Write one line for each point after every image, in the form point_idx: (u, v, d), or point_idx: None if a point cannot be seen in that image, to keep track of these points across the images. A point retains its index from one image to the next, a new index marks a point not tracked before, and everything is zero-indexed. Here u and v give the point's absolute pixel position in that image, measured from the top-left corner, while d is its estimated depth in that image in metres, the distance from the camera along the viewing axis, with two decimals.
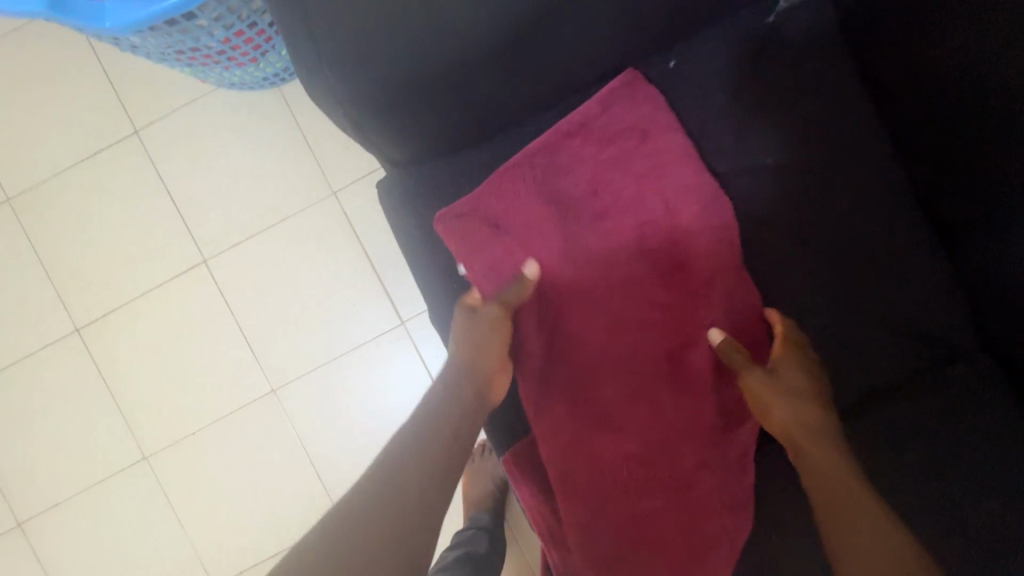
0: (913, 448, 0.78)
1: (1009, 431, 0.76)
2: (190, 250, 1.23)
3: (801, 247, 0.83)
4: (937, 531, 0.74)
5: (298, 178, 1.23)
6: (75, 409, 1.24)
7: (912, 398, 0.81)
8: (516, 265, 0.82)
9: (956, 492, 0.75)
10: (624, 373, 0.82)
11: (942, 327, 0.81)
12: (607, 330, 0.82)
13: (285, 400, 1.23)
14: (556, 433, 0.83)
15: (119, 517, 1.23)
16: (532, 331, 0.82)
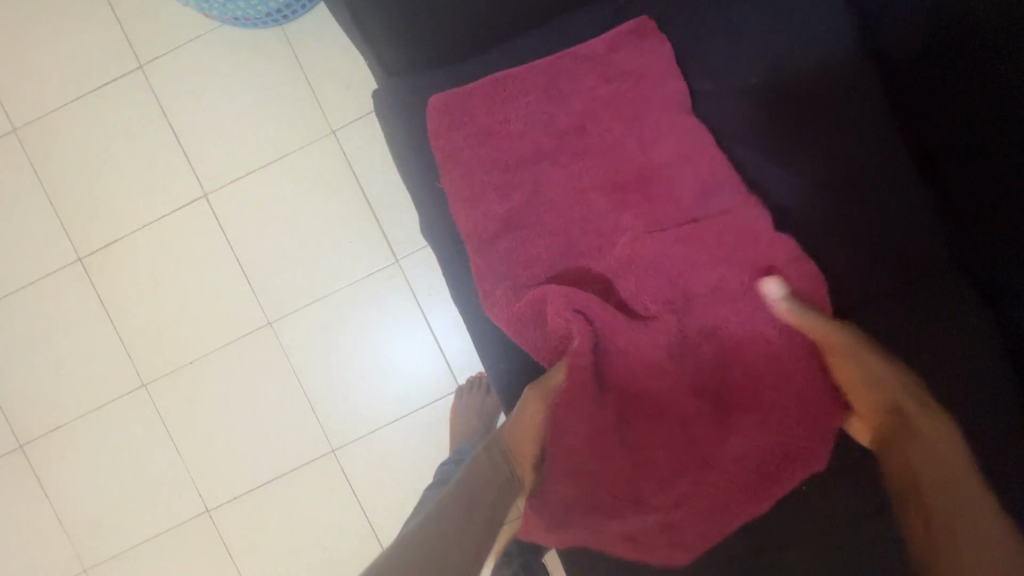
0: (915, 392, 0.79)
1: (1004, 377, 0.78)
2: (192, 184, 1.26)
3: (782, 175, 0.86)
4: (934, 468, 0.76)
5: (299, 117, 1.25)
6: (77, 337, 1.27)
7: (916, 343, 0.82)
8: (506, 182, 0.87)
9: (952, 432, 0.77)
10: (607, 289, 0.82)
11: (946, 277, 0.82)
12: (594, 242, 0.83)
13: (281, 333, 1.26)
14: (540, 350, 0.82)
15: (118, 442, 1.27)
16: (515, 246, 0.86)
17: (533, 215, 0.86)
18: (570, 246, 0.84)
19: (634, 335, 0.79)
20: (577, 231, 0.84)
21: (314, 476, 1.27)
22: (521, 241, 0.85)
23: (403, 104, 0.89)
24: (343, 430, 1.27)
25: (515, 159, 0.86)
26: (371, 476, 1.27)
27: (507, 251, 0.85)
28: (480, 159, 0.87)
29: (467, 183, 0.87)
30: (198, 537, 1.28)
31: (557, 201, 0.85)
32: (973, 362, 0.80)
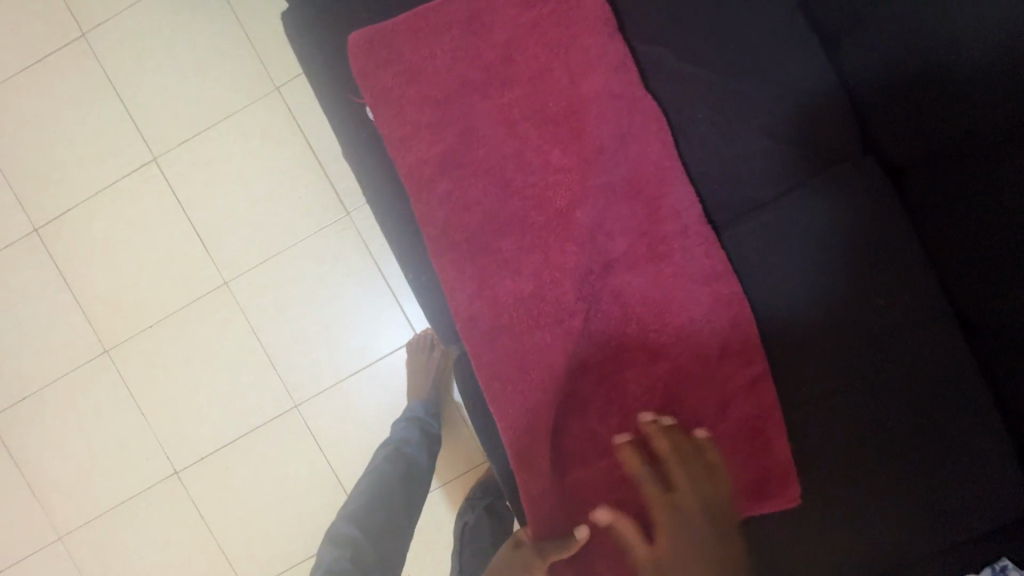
0: (850, 323, 0.77)
1: (934, 309, 0.76)
2: (142, 150, 1.27)
3: (722, 78, 0.80)
4: (849, 398, 0.76)
5: (243, 76, 1.25)
6: (39, 308, 1.29)
7: (855, 271, 0.77)
8: (423, 100, 0.73)
9: (875, 360, 0.76)
10: (554, 226, 0.72)
11: (884, 205, 0.77)
12: (527, 165, 0.72)
13: (236, 291, 1.27)
14: (483, 295, 0.73)
15: (83, 409, 1.29)
16: (441, 176, 0.73)
17: (462, 143, 0.73)
18: (508, 194, 0.73)
19: (575, 271, 0.71)
20: (515, 178, 0.73)
21: (278, 432, 1.28)
22: (453, 178, 0.73)
23: (313, 28, 0.79)
24: (304, 385, 1.28)
25: (442, 99, 0.73)
26: (334, 429, 1.28)
27: (441, 202, 0.73)
28: (393, 83, 0.73)
29: (386, 114, 0.74)
30: (168, 498, 1.29)
31: (494, 147, 0.73)
32: (916, 282, 0.76)
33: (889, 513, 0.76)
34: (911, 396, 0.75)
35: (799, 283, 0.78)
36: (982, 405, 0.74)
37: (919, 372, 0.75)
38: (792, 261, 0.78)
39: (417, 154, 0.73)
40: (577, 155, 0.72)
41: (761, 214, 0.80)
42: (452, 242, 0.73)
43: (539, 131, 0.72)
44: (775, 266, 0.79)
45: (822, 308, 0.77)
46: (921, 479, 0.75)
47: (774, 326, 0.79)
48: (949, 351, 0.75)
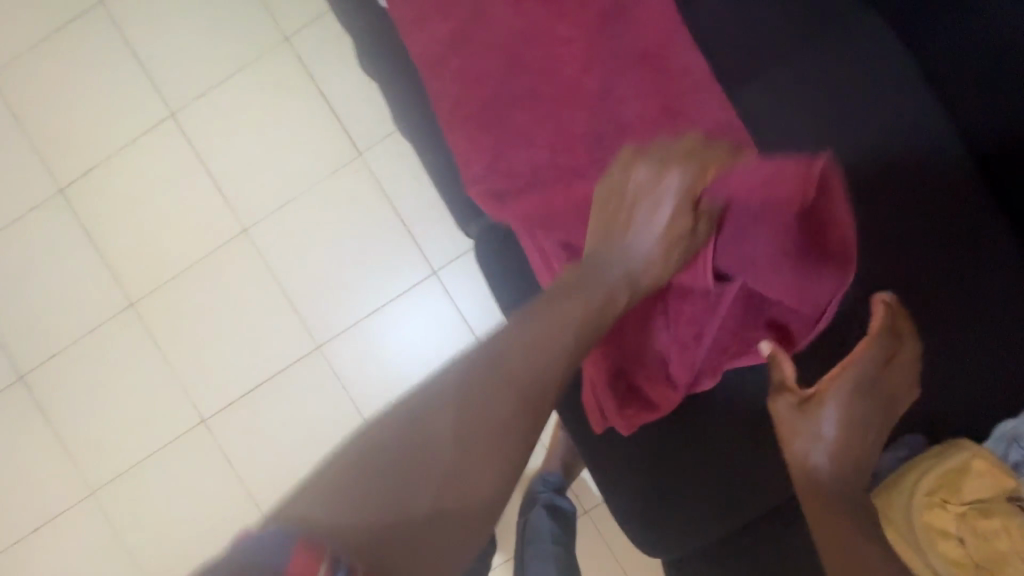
0: (875, 176, 0.76)
1: (953, 163, 0.76)
2: (160, 106, 1.31)
3: None
4: (879, 253, 0.76)
5: (254, 30, 1.30)
6: (66, 265, 1.32)
7: (876, 125, 0.76)
8: None
9: (903, 211, 0.76)
10: (567, 91, 0.73)
11: (901, 61, 0.77)
12: (534, 36, 0.74)
13: (255, 238, 1.30)
14: (505, 161, 0.74)
15: (111, 362, 1.31)
16: (452, 55, 0.74)
17: (473, 22, 0.74)
18: (519, 67, 0.74)
19: (592, 127, 0.73)
20: (525, 53, 0.74)
21: (302, 375, 1.29)
22: (464, 55, 0.74)
23: None
24: (326, 326, 1.29)
25: None
26: (357, 369, 1.29)
27: (454, 79, 0.75)
28: None
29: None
30: (197, 446, 1.30)
31: (501, 23, 0.74)
32: (941, 153, 0.77)
33: (931, 383, 0.75)
34: (947, 270, 0.75)
35: (823, 139, 0.77)
36: (1011, 274, 0.75)
37: (946, 220, 0.76)
38: (812, 120, 0.77)
39: (428, 37, 0.75)
40: (584, 24, 0.73)
41: (765, 76, 0.78)
42: (466, 117, 0.75)
43: (545, 5, 0.74)
44: (787, 132, 0.78)
45: (849, 181, 0.76)
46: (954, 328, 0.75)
47: None
48: (977, 222, 0.76)
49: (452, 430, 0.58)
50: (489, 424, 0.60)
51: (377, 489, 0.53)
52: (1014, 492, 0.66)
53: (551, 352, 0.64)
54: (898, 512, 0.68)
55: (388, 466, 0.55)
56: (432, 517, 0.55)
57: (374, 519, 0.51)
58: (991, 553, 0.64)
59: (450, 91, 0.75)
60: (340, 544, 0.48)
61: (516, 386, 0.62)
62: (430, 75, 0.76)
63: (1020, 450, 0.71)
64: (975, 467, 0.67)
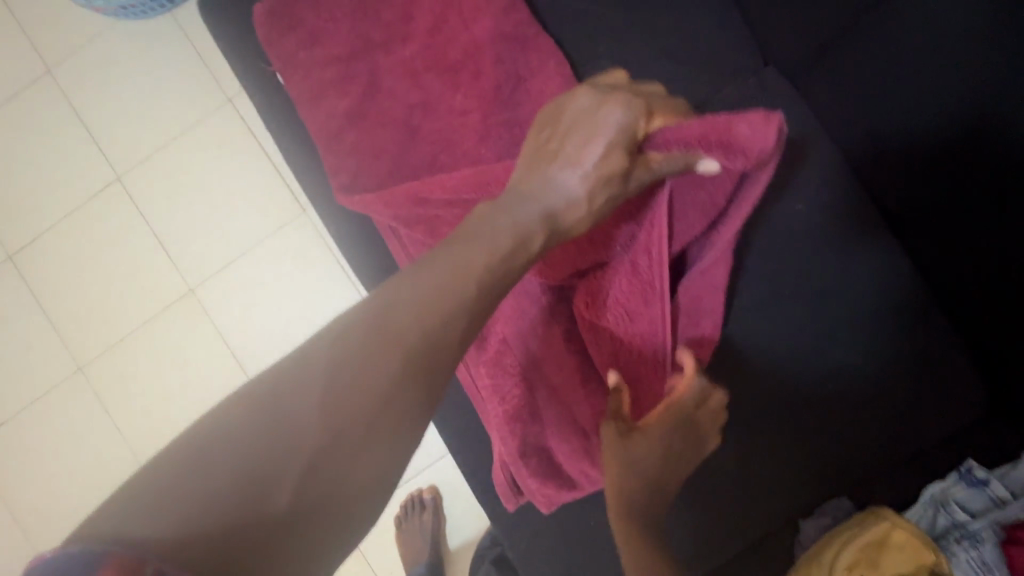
0: (790, 246, 0.77)
1: (871, 230, 0.76)
2: (106, 170, 1.33)
3: (625, 16, 0.82)
4: (797, 323, 0.75)
5: (197, 91, 1.32)
6: (15, 331, 1.32)
7: (787, 196, 0.77)
8: (327, 61, 0.76)
9: (818, 279, 0.76)
10: (463, 161, 0.73)
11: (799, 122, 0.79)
12: (430, 108, 0.74)
13: (202, 297, 1.30)
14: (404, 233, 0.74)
15: (59, 428, 1.30)
16: (349, 131, 0.75)
17: (370, 98, 0.75)
18: (416, 140, 0.75)
19: None
20: (421, 125, 0.75)
21: None
22: (361, 130, 0.75)
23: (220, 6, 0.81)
24: None
25: (344, 57, 0.76)
26: None
27: (352, 153, 0.75)
28: (296, 48, 0.76)
29: (296, 75, 0.76)
30: None
31: (398, 98, 0.75)
32: (863, 222, 0.76)
33: (852, 454, 0.74)
34: (869, 342, 0.74)
35: None
36: (944, 347, 0.73)
37: (867, 288, 0.75)
38: None
39: (325, 113, 0.75)
40: (477, 95, 0.74)
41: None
42: (364, 190, 0.75)
43: (440, 78, 0.75)
44: None
45: (766, 252, 0.77)
46: (880, 398, 0.74)
47: None
48: (905, 295, 0.74)
49: (321, 394, 0.43)
50: (369, 389, 0.44)
51: (218, 468, 0.38)
52: (935, 566, 0.64)
53: (442, 301, 0.49)
54: None
55: (231, 447, 0.39)
56: (304, 509, 0.40)
57: (211, 513, 0.37)
58: None
59: (348, 166, 0.75)
60: (156, 554, 0.34)
61: (402, 345, 0.47)
62: (328, 149, 0.76)
63: (947, 516, 0.68)
64: (895, 539, 0.64)
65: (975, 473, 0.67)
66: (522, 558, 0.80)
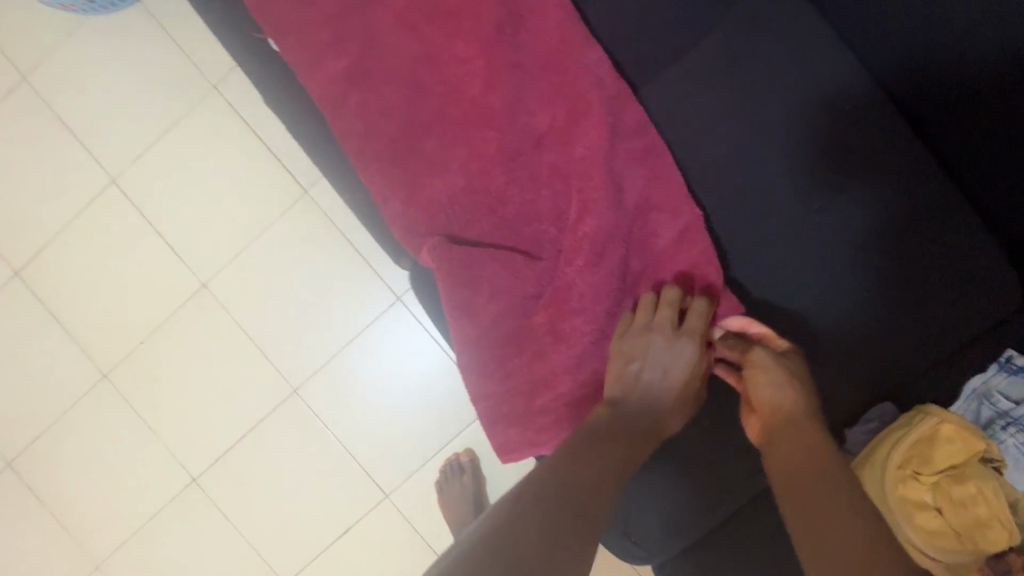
0: (814, 161, 0.75)
1: (895, 137, 0.74)
2: (100, 174, 1.30)
3: None
4: (825, 240, 0.75)
5: (180, 82, 1.28)
6: (35, 345, 1.32)
7: (807, 109, 0.75)
8: (319, 21, 0.73)
9: (841, 194, 0.75)
10: (472, 109, 0.72)
11: (812, 31, 0.76)
12: (430, 58, 0.72)
13: (216, 291, 1.29)
14: (421, 189, 0.73)
15: (94, 435, 1.31)
16: (350, 90, 0.73)
17: (367, 54, 0.73)
18: (420, 92, 0.72)
19: (501, 141, 0.71)
20: (424, 76, 0.72)
21: (284, 420, 1.29)
22: (362, 88, 0.73)
23: None
24: (299, 368, 1.28)
25: (336, 14, 0.73)
26: (337, 407, 1.28)
27: (356, 114, 0.73)
28: (286, 10, 0.73)
29: (289, 39, 0.74)
30: (192, 506, 1.30)
31: (396, 50, 0.72)
32: (883, 123, 0.74)
33: (888, 358, 0.74)
34: (896, 243, 0.74)
35: (746, 129, 0.76)
36: (975, 244, 0.73)
37: (895, 198, 0.74)
38: (728, 114, 0.76)
39: (324, 75, 0.73)
40: (478, 36, 0.70)
41: (675, 63, 0.79)
42: (374, 150, 0.73)
43: (437, 25, 0.72)
44: (710, 117, 0.77)
45: (782, 165, 0.76)
46: (916, 307, 0.73)
47: (723, 189, 0.77)
48: (929, 191, 0.74)
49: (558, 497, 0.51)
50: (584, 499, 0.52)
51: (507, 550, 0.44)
52: (985, 453, 0.64)
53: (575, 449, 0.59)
54: (874, 492, 0.66)
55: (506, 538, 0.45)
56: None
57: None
58: (968, 520, 0.62)
59: (355, 128, 0.73)
60: None
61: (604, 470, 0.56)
62: (332, 112, 0.74)
63: (991, 407, 0.69)
64: (945, 433, 0.64)
65: (1015, 361, 0.69)
66: None
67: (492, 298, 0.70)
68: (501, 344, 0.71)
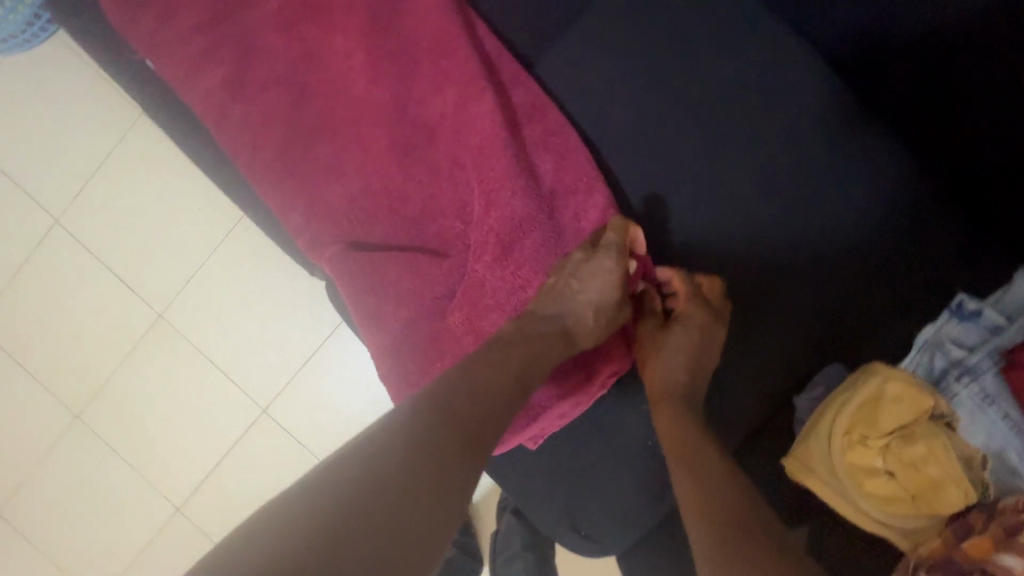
0: (732, 114, 0.70)
1: (816, 78, 0.69)
2: (42, 216, 1.28)
3: None
4: (756, 199, 0.70)
5: (107, 112, 1.26)
6: (5, 394, 1.31)
7: (718, 60, 0.70)
8: (190, 33, 0.70)
9: (765, 149, 0.69)
10: (361, 106, 0.69)
11: None
12: (310, 59, 0.69)
13: (173, 320, 1.28)
14: (321, 196, 0.71)
15: (76, 476, 1.32)
16: (234, 102, 0.70)
17: (246, 62, 0.70)
18: (305, 96, 0.70)
19: (393, 137, 0.69)
20: (307, 78, 0.70)
21: (256, 440, 1.28)
22: (246, 98, 0.70)
23: (70, 3, 0.75)
24: (264, 387, 1.27)
25: (207, 24, 0.70)
26: (307, 421, 1.26)
27: (244, 126, 0.70)
28: (154, 26, 0.70)
29: (164, 56, 0.71)
30: (180, 535, 1.30)
31: (274, 54, 0.69)
32: (799, 68, 0.69)
33: (832, 317, 0.70)
34: (829, 202, 0.69)
35: (656, 89, 0.71)
36: (907, 184, 0.69)
37: (824, 145, 0.69)
38: (635, 75, 0.71)
39: (205, 90, 0.70)
40: (356, 30, 0.68)
41: (569, 28, 0.74)
42: (267, 161, 0.71)
43: (313, 23, 0.69)
44: (613, 81, 0.72)
45: (700, 129, 0.70)
46: (853, 259, 0.69)
47: (641, 155, 0.72)
48: (868, 141, 0.69)
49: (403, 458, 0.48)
50: (431, 458, 0.49)
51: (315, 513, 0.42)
52: (933, 409, 0.60)
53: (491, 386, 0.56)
54: (822, 463, 0.61)
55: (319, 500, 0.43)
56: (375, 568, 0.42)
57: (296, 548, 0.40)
58: (921, 482, 0.59)
59: (245, 141, 0.71)
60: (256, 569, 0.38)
61: (468, 428, 0.53)
62: (219, 127, 0.71)
63: (944, 356, 0.64)
64: (891, 393, 0.60)
65: (966, 307, 0.63)
66: (518, 497, 0.75)
67: (401, 304, 0.68)
68: (418, 349, 0.68)
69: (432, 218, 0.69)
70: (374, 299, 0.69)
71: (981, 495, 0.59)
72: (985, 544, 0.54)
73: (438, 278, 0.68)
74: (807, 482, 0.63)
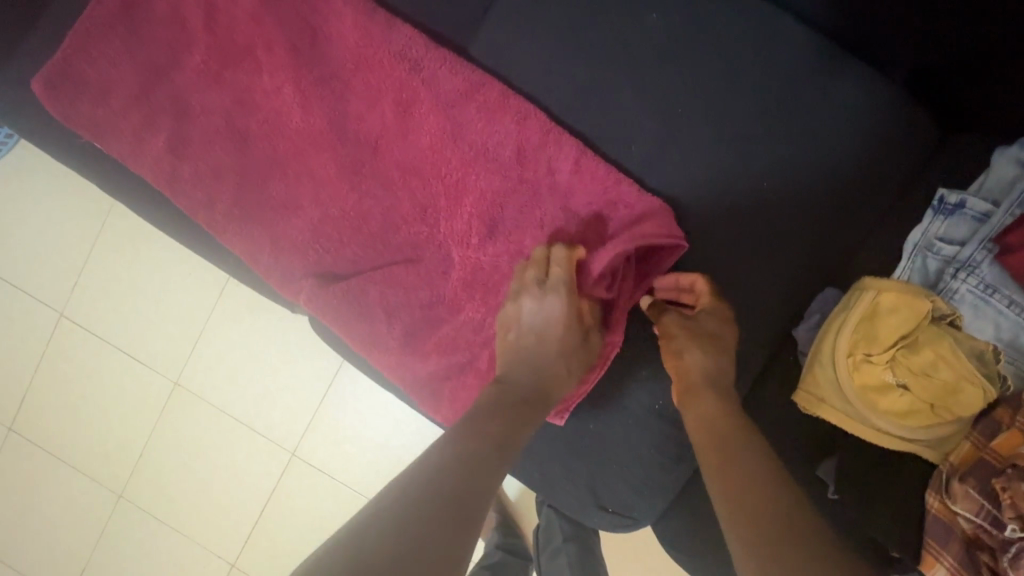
0: (669, 60, 0.69)
1: (742, 7, 0.68)
2: (47, 313, 1.32)
3: None
4: (716, 137, 0.68)
5: (86, 201, 1.29)
6: (52, 488, 1.36)
7: (643, 9, 0.69)
8: (129, 107, 0.72)
9: (711, 87, 0.68)
10: (304, 136, 0.70)
11: None
12: (247, 104, 0.71)
13: (190, 385, 1.30)
14: (285, 232, 0.71)
15: (131, 553, 1.35)
16: (183, 163, 0.72)
17: (188, 122, 0.72)
18: (249, 141, 0.71)
19: (341, 159, 0.69)
20: (248, 123, 0.71)
21: (291, 485, 1.29)
22: (195, 156, 0.71)
23: (13, 105, 0.77)
24: (288, 431, 1.28)
25: (144, 94, 0.72)
26: (335, 456, 1.27)
27: (198, 183, 0.72)
28: (94, 108, 0.72)
29: (108, 133, 0.73)
30: None
31: (212, 108, 0.71)
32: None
33: (821, 236, 0.68)
34: (789, 122, 0.67)
35: (589, 53, 0.70)
36: (865, 87, 0.66)
37: (770, 69, 0.67)
38: (563, 44, 0.70)
39: (154, 158, 0.72)
40: (282, 66, 0.69)
41: (488, 13, 0.73)
42: (227, 211, 0.72)
43: (241, 69, 0.70)
44: (543, 55, 0.71)
45: (641, 83, 0.69)
46: (829, 173, 0.67)
47: (588, 122, 0.71)
48: (814, 59, 0.67)
49: (441, 493, 0.49)
50: (486, 455, 0.54)
51: (392, 524, 0.44)
52: (935, 311, 0.58)
53: (528, 389, 0.61)
54: (831, 388, 0.60)
55: (392, 515, 0.45)
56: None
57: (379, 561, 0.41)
58: (937, 388, 0.57)
59: (202, 197, 0.72)
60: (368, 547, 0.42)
61: (455, 497, 0.49)
62: (175, 189, 0.72)
63: (936, 256, 0.62)
64: (887, 304, 0.58)
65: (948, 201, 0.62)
66: (543, 489, 0.75)
67: (385, 320, 0.69)
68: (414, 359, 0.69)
69: (397, 229, 0.69)
70: (359, 323, 0.70)
71: (1002, 388, 0.57)
72: (1016, 436, 0.52)
73: (419, 283, 0.69)
74: (820, 413, 0.61)
